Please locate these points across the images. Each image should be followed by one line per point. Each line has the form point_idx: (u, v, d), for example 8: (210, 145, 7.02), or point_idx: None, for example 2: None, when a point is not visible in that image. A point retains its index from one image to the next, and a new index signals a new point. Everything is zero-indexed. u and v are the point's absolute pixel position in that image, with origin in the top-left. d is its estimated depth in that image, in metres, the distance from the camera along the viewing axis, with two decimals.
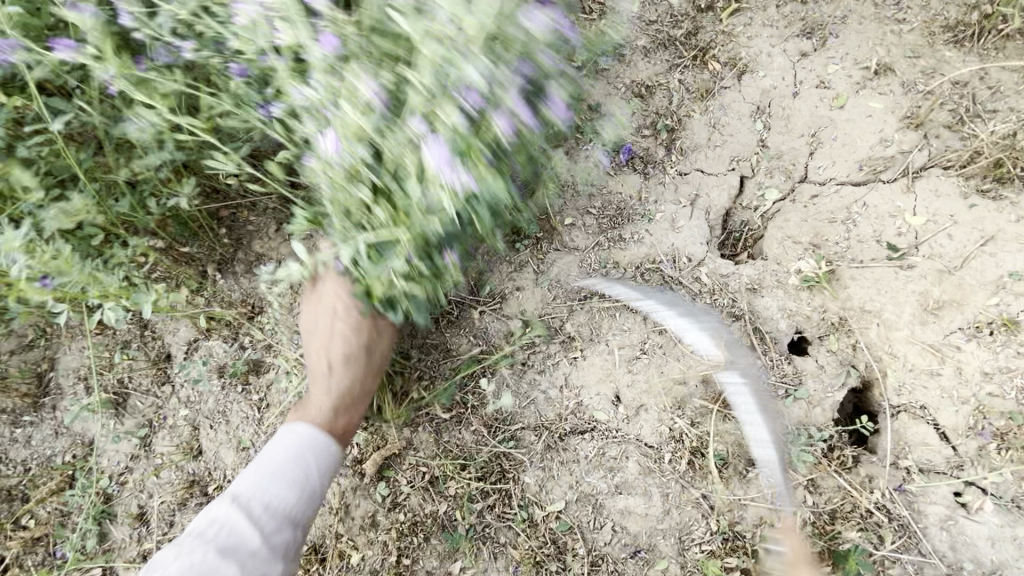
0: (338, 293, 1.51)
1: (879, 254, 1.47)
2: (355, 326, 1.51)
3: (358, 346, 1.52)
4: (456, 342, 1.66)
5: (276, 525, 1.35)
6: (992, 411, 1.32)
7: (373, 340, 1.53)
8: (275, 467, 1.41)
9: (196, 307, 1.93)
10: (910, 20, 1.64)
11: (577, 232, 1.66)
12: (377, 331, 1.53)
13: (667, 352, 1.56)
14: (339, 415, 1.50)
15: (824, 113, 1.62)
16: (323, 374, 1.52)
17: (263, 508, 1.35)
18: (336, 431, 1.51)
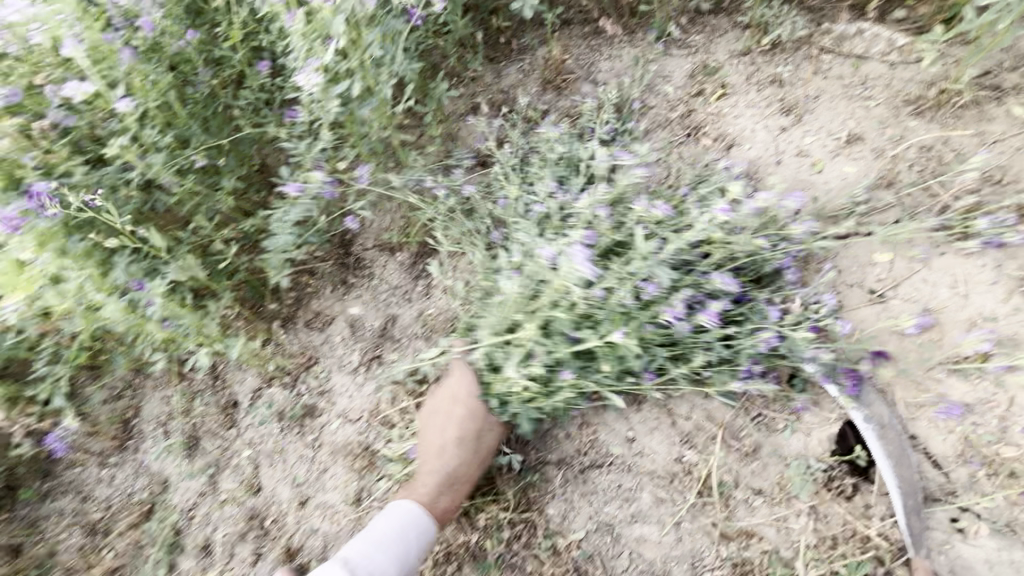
0: (457, 381, 1.76)
1: (861, 298, 1.65)
2: (471, 410, 1.70)
3: (470, 426, 1.69)
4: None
5: None
6: (978, 443, 1.48)
7: (482, 427, 1.70)
8: (382, 538, 1.57)
9: (262, 357, 2.21)
10: (876, 96, 1.88)
11: None
12: (485, 417, 1.70)
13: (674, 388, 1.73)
14: (442, 499, 1.66)
15: (805, 176, 1.86)
16: (433, 455, 1.70)
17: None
18: (443, 512, 1.65)
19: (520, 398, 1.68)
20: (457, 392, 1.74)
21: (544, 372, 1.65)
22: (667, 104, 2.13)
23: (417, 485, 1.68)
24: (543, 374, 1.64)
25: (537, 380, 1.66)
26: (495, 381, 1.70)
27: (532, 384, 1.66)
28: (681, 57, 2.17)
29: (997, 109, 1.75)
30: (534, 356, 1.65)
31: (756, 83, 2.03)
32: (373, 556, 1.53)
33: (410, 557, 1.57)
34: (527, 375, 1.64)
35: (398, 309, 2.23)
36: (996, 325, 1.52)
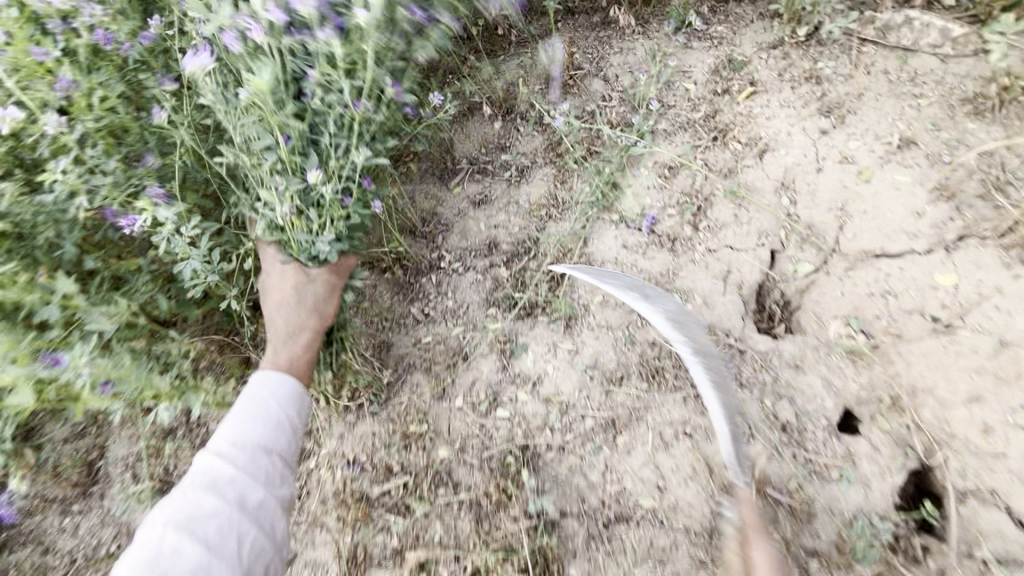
0: (275, 266, 1.62)
1: (924, 327, 1.44)
2: (281, 283, 1.60)
3: (291, 295, 1.58)
4: (494, 423, 1.76)
5: (251, 455, 1.38)
6: None
7: (300, 284, 1.60)
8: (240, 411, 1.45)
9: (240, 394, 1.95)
10: (928, 94, 1.67)
11: (609, 310, 1.79)
12: (309, 279, 1.60)
13: (710, 434, 1.54)
14: (291, 358, 1.57)
15: (850, 187, 1.65)
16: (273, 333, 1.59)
17: (230, 446, 1.37)
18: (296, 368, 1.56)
19: (296, 225, 1.55)
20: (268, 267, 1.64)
21: (306, 165, 1.53)
22: (688, 103, 1.93)
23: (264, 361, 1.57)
24: (301, 156, 1.52)
25: (297, 191, 1.52)
26: (290, 227, 1.56)
27: (306, 207, 1.55)
28: (702, 50, 1.98)
29: None
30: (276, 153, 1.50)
31: (790, 79, 1.82)
32: (229, 429, 1.40)
33: (281, 424, 1.47)
34: (292, 205, 1.51)
35: (394, 336, 1.97)
36: None
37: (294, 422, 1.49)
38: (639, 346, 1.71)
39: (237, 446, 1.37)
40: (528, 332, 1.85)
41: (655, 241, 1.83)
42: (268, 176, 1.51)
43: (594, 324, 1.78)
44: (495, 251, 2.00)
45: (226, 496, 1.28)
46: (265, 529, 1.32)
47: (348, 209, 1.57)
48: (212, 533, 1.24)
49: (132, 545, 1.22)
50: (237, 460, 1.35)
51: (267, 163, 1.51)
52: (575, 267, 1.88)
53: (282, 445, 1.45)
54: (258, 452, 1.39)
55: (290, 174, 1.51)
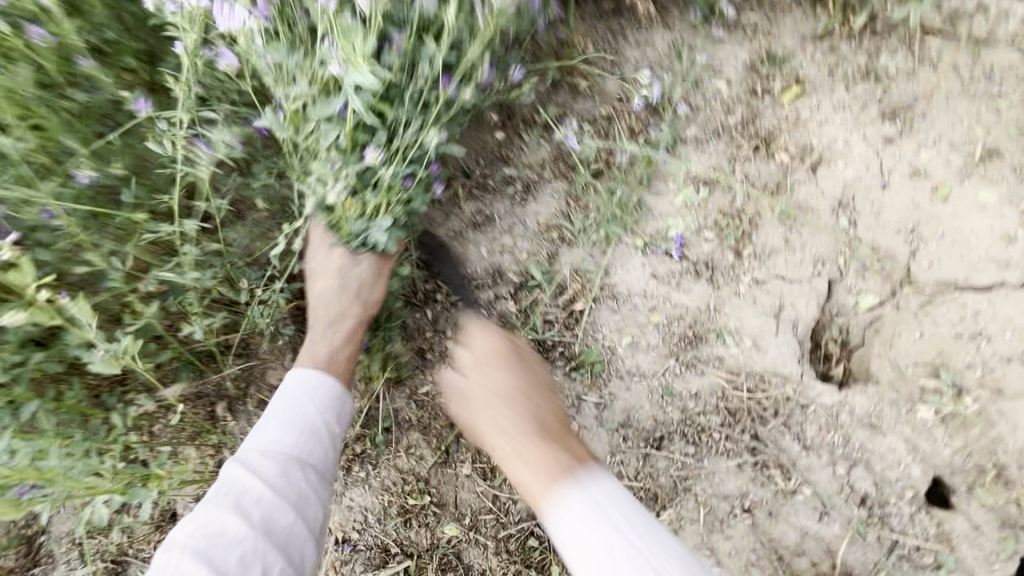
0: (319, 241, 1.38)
1: (1021, 380, 1.27)
2: (321, 257, 1.37)
3: (334, 280, 1.34)
4: (510, 494, 1.53)
5: (282, 469, 1.15)
6: None
7: (344, 265, 1.34)
8: (275, 415, 1.23)
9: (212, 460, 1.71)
10: (1007, 94, 1.44)
11: (641, 355, 1.50)
12: (354, 262, 1.35)
13: (774, 510, 1.31)
14: (339, 352, 1.33)
15: (924, 207, 1.41)
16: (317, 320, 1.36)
17: (261, 454, 1.16)
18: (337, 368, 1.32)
19: (351, 209, 1.27)
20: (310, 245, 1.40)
21: (372, 138, 1.23)
22: (721, 105, 1.60)
23: (304, 352, 1.33)
24: (369, 126, 1.23)
25: (354, 172, 1.23)
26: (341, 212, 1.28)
27: (363, 189, 1.26)
28: (734, 43, 1.60)
29: None
30: (337, 126, 1.20)
31: (843, 77, 1.54)
32: (261, 435, 1.19)
33: (320, 432, 1.22)
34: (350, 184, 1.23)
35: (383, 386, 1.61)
36: None
37: (334, 430, 1.24)
38: (680, 399, 1.44)
39: (268, 456, 1.16)
40: (548, 381, 1.53)
41: (692, 270, 1.53)
42: (328, 150, 1.22)
43: (622, 373, 1.50)
44: (500, 280, 1.62)
45: (251, 521, 1.07)
46: (294, 557, 1.10)
47: (414, 195, 1.30)
48: (234, 564, 1.03)
49: (153, 570, 1.04)
50: (266, 474, 1.13)
51: (329, 137, 1.21)
52: (597, 301, 1.57)
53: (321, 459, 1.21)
54: (290, 464, 1.16)
55: (350, 156, 1.22)
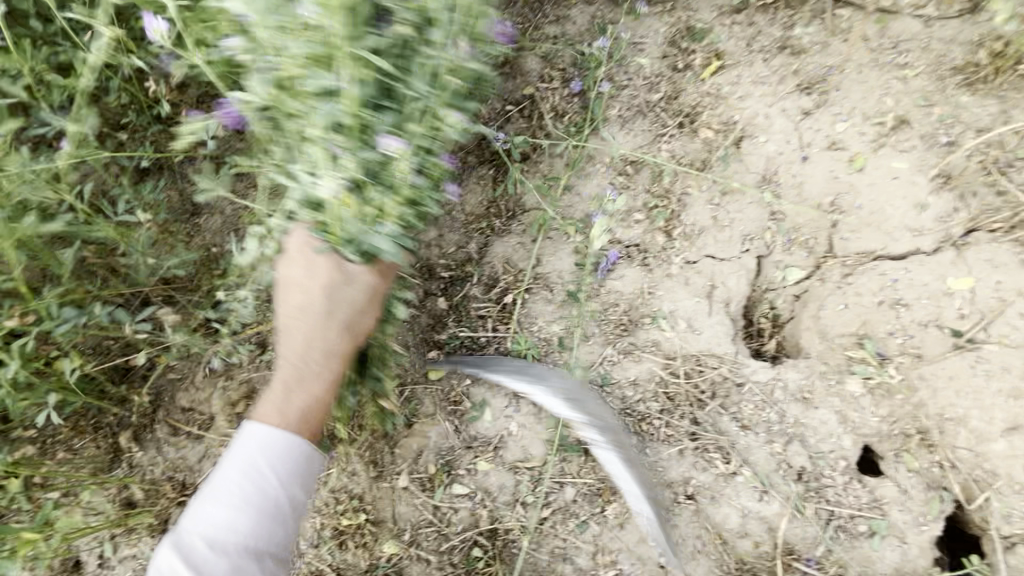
0: (297, 252, 1.21)
1: (946, 343, 1.24)
2: (291, 274, 1.20)
3: (318, 304, 1.19)
4: (450, 504, 1.41)
5: (232, 566, 1.08)
6: None
7: (325, 288, 1.18)
8: (225, 487, 1.12)
9: (123, 499, 1.60)
10: (915, 63, 1.45)
11: (578, 345, 1.44)
12: (347, 280, 1.19)
13: (714, 494, 1.26)
14: (308, 388, 1.18)
15: (841, 179, 1.41)
16: (295, 347, 1.19)
17: (207, 545, 1.09)
18: (309, 418, 1.17)
19: (354, 212, 1.14)
20: (285, 259, 1.22)
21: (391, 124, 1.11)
22: (645, 83, 1.57)
23: (273, 398, 1.18)
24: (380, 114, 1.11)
25: (357, 164, 1.12)
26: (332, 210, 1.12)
27: (366, 181, 1.14)
28: (655, 18, 1.58)
29: None
30: (338, 103, 1.08)
31: (761, 50, 1.53)
32: (211, 514, 1.10)
33: (274, 507, 1.13)
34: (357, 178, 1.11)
35: None
36: None
37: (297, 499, 1.17)
38: (619, 389, 1.40)
39: (218, 547, 1.09)
40: (480, 379, 1.46)
41: (624, 254, 1.49)
42: (318, 151, 1.11)
43: (561, 363, 1.44)
44: (430, 276, 1.53)
45: None
46: None
47: (424, 193, 1.20)
48: None
49: None
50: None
51: (326, 139, 1.10)
52: (530, 292, 1.49)
53: (279, 535, 1.15)
54: (244, 554, 1.10)
55: (350, 159, 1.10)
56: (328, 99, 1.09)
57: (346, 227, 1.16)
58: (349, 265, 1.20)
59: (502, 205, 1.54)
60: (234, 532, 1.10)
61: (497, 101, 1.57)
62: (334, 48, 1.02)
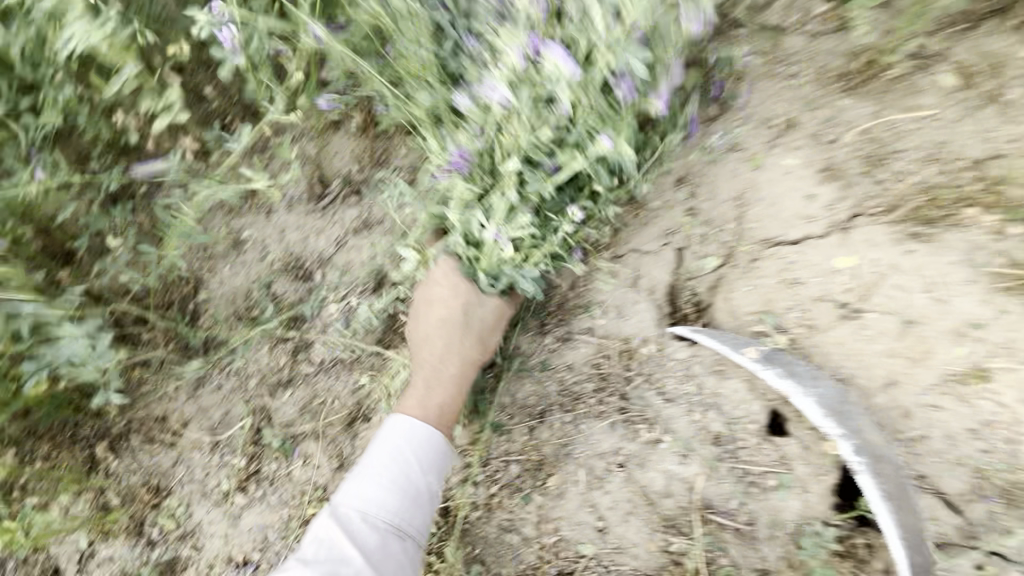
0: (447, 277, 1.50)
1: (833, 314, 1.42)
2: (451, 286, 1.49)
3: (458, 318, 1.48)
4: None
5: (380, 536, 1.32)
6: (994, 474, 1.21)
7: (472, 303, 1.48)
8: (379, 468, 1.38)
9: (101, 505, 1.69)
10: (801, 74, 1.65)
11: (521, 335, 1.59)
12: (480, 303, 1.47)
13: (642, 460, 1.41)
14: (441, 395, 1.46)
15: (743, 176, 1.60)
16: (435, 356, 1.49)
17: (361, 517, 1.33)
18: (446, 412, 1.43)
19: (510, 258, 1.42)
20: (428, 286, 1.53)
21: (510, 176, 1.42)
22: None
23: (411, 400, 1.46)
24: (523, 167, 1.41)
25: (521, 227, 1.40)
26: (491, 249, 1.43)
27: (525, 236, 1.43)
28: None
29: (928, 79, 1.57)
30: (541, 176, 1.41)
31: None
32: (368, 488, 1.36)
33: (419, 487, 1.37)
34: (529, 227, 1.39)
35: (277, 399, 1.71)
36: (985, 333, 1.26)
37: (433, 491, 1.39)
38: (558, 372, 1.55)
39: (370, 519, 1.33)
40: None
41: None
42: (499, 208, 1.41)
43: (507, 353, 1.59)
44: (385, 284, 1.73)
45: None
46: None
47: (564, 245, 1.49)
48: None
49: None
50: (366, 541, 1.30)
51: (511, 202, 1.41)
52: None
53: (419, 518, 1.37)
54: (388, 530, 1.33)
55: (543, 218, 1.44)
56: (547, 163, 1.40)
57: (514, 261, 1.44)
58: (490, 292, 1.48)
59: None
60: (380, 509, 1.35)
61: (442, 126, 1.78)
62: (516, 143, 1.40)
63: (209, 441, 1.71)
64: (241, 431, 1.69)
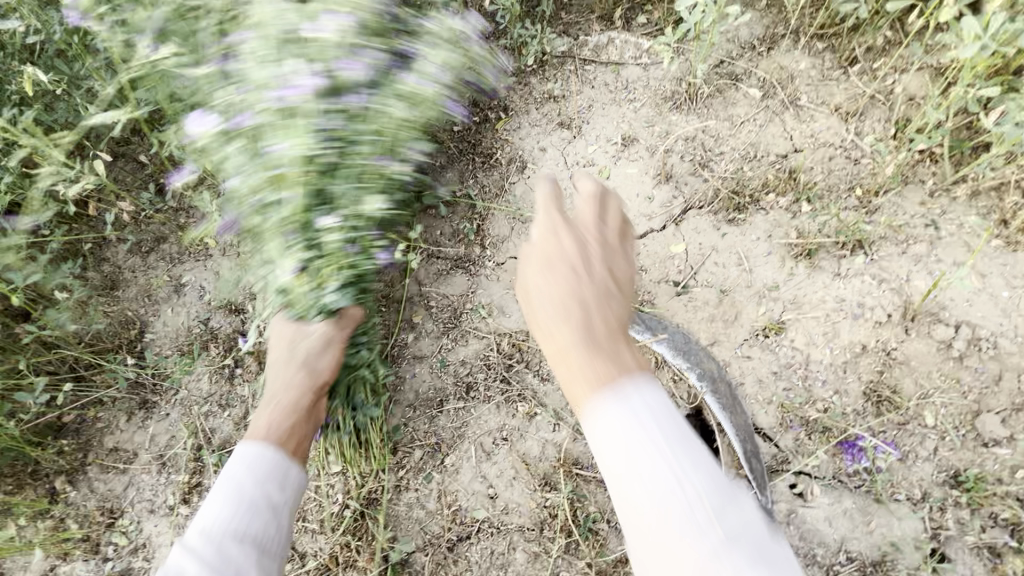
0: (281, 331, 1.65)
1: (671, 292, 1.68)
2: (289, 338, 1.60)
3: (292, 355, 1.54)
4: (328, 481, 1.70)
5: (220, 545, 1.16)
6: (792, 407, 1.48)
7: (306, 341, 1.57)
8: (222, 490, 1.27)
9: (57, 530, 1.85)
10: (639, 97, 1.96)
11: (422, 338, 1.84)
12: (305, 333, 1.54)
13: (523, 431, 1.67)
14: (282, 421, 1.45)
15: (597, 186, 1.89)
16: (277, 393, 1.51)
17: (200, 534, 1.18)
18: (285, 432, 1.42)
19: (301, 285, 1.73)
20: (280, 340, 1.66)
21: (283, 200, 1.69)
22: (456, 135, 2.04)
23: (252, 432, 1.44)
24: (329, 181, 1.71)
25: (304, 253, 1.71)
26: (296, 285, 1.74)
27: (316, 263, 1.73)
28: None
29: (738, 93, 1.89)
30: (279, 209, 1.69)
31: (534, 102, 2.04)
32: (207, 510, 1.23)
33: (264, 496, 1.28)
34: (308, 255, 1.72)
35: (216, 419, 1.91)
36: (779, 293, 1.58)
37: (274, 499, 1.29)
38: (452, 366, 1.79)
39: (212, 534, 1.18)
40: None
41: (451, 267, 1.91)
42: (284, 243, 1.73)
43: (409, 358, 1.83)
44: None
45: None
46: None
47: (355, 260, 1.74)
48: None
49: None
50: (202, 555, 1.13)
51: (295, 237, 1.72)
52: (385, 305, 1.89)
53: (266, 531, 1.24)
54: (232, 537, 1.18)
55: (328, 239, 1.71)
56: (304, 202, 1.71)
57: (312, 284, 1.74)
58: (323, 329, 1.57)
59: None
60: (225, 520, 1.20)
61: None
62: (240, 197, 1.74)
63: (157, 463, 1.90)
64: (185, 452, 1.89)
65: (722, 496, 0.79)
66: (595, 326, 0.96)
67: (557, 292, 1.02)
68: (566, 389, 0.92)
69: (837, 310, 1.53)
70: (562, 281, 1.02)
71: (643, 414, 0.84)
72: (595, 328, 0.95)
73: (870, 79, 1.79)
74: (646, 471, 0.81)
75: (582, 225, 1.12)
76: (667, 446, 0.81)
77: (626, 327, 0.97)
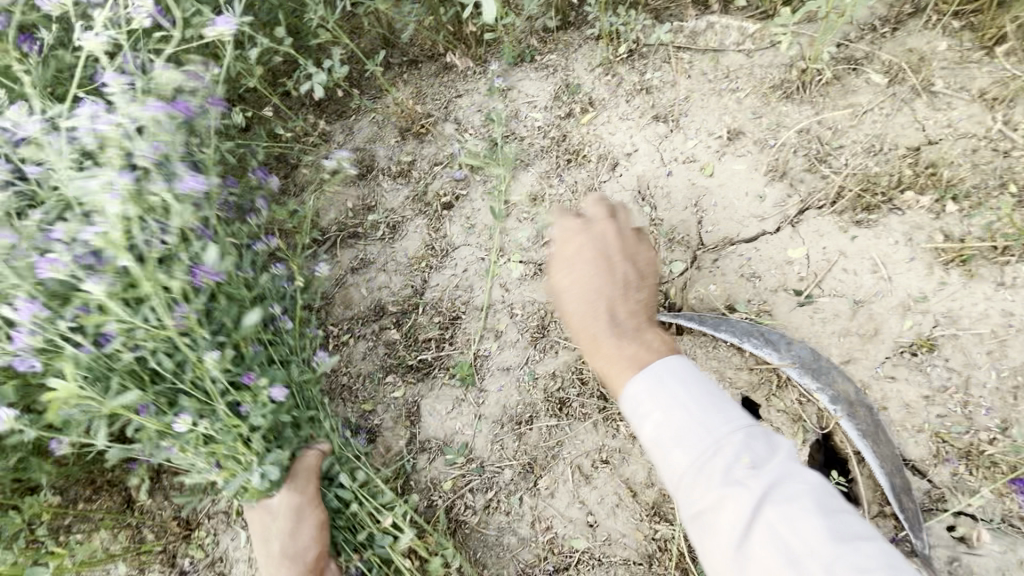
0: (251, 516, 1.49)
1: (792, 303, 1.53)
2: (258, 523, 1.48)
3: (269, 545, 1.46)
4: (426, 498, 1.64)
5: None
6: (949, 436, 1.38)
7: (270, 529, 1.46)
8: None
9: (134, 541, 1.80)
10: (743, 87, 1.77)
11: (508, 350, 1.71)
12: (272, 515, 1.45)
13: (625, 453, 1.56)
14: None
15: (698, 185, 1.72)
16: None
17: None
18: None
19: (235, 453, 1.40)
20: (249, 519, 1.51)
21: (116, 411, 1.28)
22: (539, 131, 1.89)
23: None
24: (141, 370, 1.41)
25: (228, 422, 1.38)
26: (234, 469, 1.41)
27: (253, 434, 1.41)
28: (539, 79, 1.94)
29: (859, 79, 1.68)
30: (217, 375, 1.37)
31: (624, 93, 1.86)
32: None
33: None
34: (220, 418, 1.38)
35: None
36: (927, 305, 1.45)
37: None
38: (541, 380, 1.66)
39: None
40: (428, 393, 1.73)
41: (538, 271, 1.77)
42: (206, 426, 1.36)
43: (495, 371, 1.71)
44: (382, 314, 1.83)
45: None
46: None
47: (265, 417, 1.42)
48: None
49: None
50: None
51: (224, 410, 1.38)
52: (465, 313, 1.78)
53: None
54: None
55: (229, 415, 1.38)
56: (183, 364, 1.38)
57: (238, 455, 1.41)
58: (277, 501, 1.45)
59: (435, 250, 1.85)
60: None
61: (423, 165, 1.94)
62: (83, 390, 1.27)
63: None
64: None
65: (887, 569, 0.83)
66: (608, 313, 1.20)
67: (577, 284, 1.26)
68: (700, 500, 0.94)
69: (1003, 326, 1.40)
70: (597, 298, 1.23)
71: (787, 505, 0.89)
72: (615, 321, 1.19)
73: (1019, 61, 1.58)
74: (809, 567, 0.85)
75: (581, 227, 1.34)
76: (826, 537, 0.86)
77: (649, 343, 1.15)
